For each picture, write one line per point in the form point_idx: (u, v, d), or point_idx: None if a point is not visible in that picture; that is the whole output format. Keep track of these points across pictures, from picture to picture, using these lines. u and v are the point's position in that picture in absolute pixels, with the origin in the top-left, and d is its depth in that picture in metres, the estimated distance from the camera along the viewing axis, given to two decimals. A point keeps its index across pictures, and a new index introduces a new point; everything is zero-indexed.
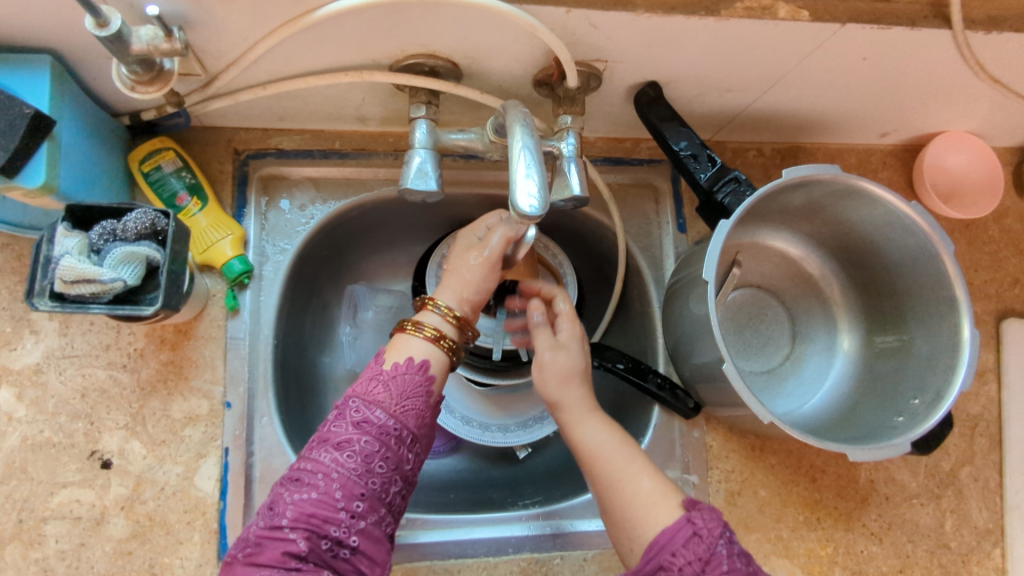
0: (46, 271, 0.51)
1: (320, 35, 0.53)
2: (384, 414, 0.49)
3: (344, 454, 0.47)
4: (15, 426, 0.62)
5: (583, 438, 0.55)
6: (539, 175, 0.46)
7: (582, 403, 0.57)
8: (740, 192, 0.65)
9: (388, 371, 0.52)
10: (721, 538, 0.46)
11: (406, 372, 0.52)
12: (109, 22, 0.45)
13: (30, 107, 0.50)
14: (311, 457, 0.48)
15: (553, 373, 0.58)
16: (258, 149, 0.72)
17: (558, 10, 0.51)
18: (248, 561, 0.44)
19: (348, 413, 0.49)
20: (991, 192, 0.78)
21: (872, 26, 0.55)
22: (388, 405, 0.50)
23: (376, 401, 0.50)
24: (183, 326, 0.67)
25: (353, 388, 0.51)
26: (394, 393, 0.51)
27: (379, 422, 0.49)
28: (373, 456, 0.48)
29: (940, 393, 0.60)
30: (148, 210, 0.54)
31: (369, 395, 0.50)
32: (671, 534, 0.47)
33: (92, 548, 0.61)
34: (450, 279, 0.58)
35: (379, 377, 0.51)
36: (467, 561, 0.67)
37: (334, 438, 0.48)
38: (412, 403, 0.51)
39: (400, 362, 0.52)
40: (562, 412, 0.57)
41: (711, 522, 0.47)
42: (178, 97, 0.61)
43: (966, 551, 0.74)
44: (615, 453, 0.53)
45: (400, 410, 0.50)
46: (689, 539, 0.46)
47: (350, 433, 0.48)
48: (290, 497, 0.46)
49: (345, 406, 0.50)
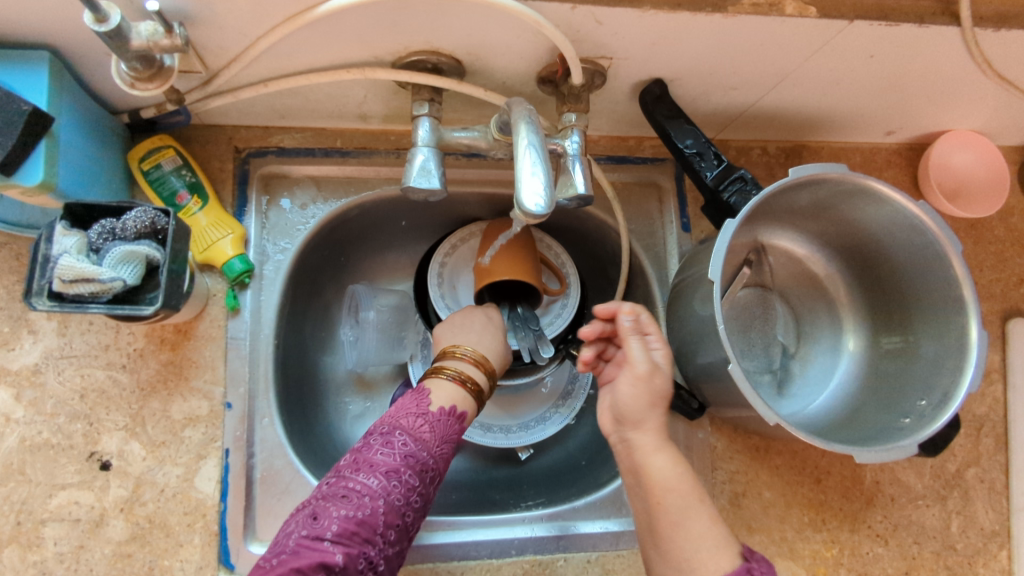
0: (44, 270, 0.50)
1: (321, 31, 0.53)
2: (427, 453, 0.51)
3: (390, 483, 0.48)
4: (13, 427, 0.61)
5: (656, 466, 0.53)
6: (545, 172, 0.46)
7: (657, 430, 0.55)
8: (747, 191, 0.65)
9: (435, 411, 0.53)
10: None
11: (450, 417, 0.54)
12: (108, 18, 0.44)
13: (28, 104, 0.50)
14: (357, 478, 0.48)
15: (641, 393, 0.56)
16: (259, 148, 0.71)
17: (563, 7, 0.50)
18: (283, 565, 0.44)
19: (395, 443, 0.51)
20: (1000, 175, 0.77)
21: (879, 23, 0.54)
22: (430, 445, 0.52)
23: (422, 438, 0.52)
24: (183, 326, 0.66)
25: (398, 420, 0.52)
26: (437, 435, 0.53)
27: (423, 458, 0.51)
28: (413, 490, 0.50)
29: (947, 395, 0.59)
30: (148, 208, 0.54)
31: (416, 430, 0.52)
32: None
33: (91, 551, 0.60)
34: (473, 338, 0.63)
35: (425, 416, 0.53)
36: (470, 563, 0.66)
37: (382, 465, 0.49)
38: (448, 446, 0.54)
39: (445, 405, 0.54)
40: (638, 435, 0.55)
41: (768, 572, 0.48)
42: (178, 94, 0.60)
43: (972, 553, 0.73)
44: (687, 487, 0.52)
45: (439, 452, 0.53)
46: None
47: (398, 464, 0.50)
48: (335, 512, 0.47)
49: (392, 435, 0.51)
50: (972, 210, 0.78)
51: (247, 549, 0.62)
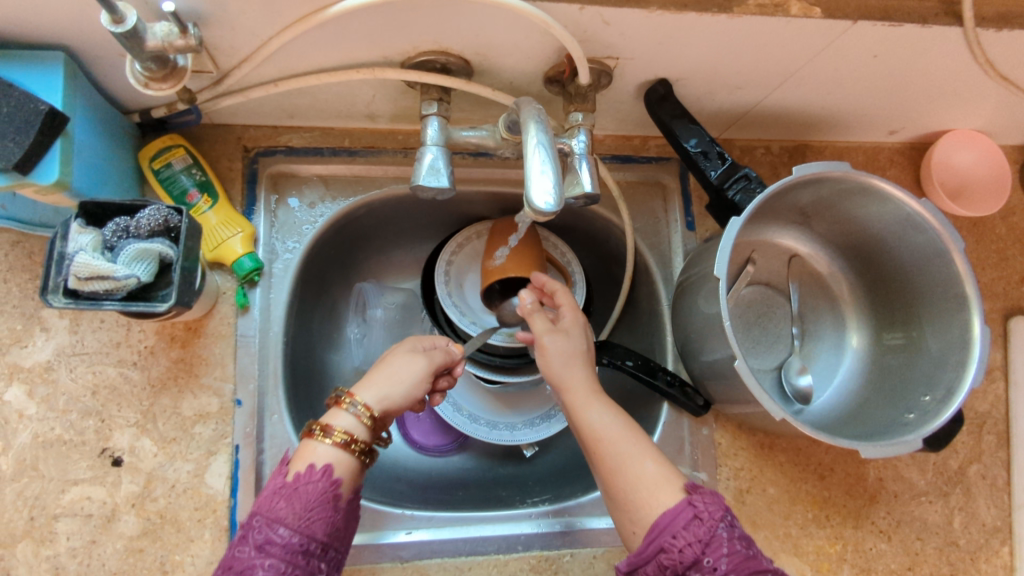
0: (60, 268, 0.51)
1: (332, 32, 0.54)
2: (288, 532, 0.47)
3: None
4: (26, 424, 0.62)
5: (590, 420, 0.54)
6: (554, 171, 0.46)
7: (585, 385, 0.57)
8: (750, 190, 0.65)
9: (290, 482, 0.49)
10: (721, 521, 0.46)
11: (311, 481, 0.49)
12: (125, 19, 0.45)
13: (45, 103, 0.51)
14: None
15: (557, 354, 0.59)
16: (268, 147, 0.72)
17: (571, 7, 0.51)
18: None
19: (251, 534, 0.47)
20: (1001, 172, 0.78)
21: (883, 23, 0.54)
22: (292, 522, 0.47)
23: (280, 518, 0.47)
24: (193, 324, 0.67)
25: (256, 506, 0.48)
26: (299, 506, 0.48)
27: (283, 540, 0.46)
28: None
29: (951, 390, 0.60)
30: (162, 206, 0.54)
31: (271, 511, 0.47)
32: (672, 515, 0.47)
33: (103, 546, 0.61)
34: (375, 378, 0.56)
35: (282, 491, 0.48)
36: (478, 559, 0.67)
37: (238, 565, 0.45)
38: (318, 512, 0.49)
39: (304, 470, 0.50)
40: (568, 393, 0.57)
41: (712, 505, 0.47)
42: (190, 93, 0.61)
43: (974, 548, 0.74)
44: (622, 438, 0.52)
45: (307, 523, 0.48)
46: (690, 521, 0.46)
47: (255, 558, 0.45)
48: None
49: (249, 527, 0.47)
50: (977, 208, 0.78)
51: None
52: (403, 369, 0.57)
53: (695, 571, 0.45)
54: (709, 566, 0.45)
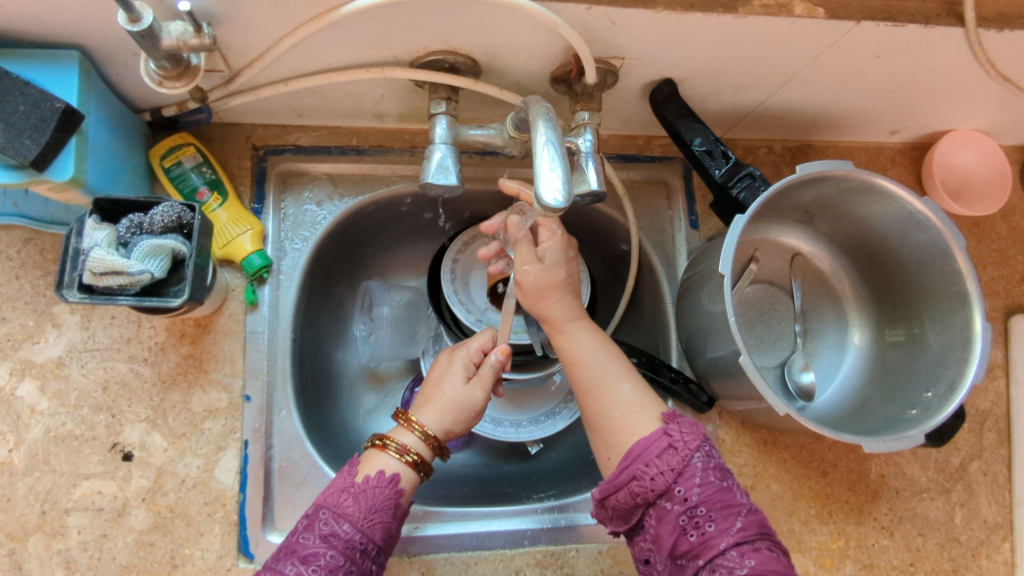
0: (75, 263, 0.52)
1: (343, 32, 0.54)
2: (350, 528, 0.53)
3: (308, 568, 0.50)
4: (38, 419, 0.63)
5: (569, 344, 0.61)
6: (563, 168, 0.47)
7: (564, 315, 0.62)
8: (755, 187, 0.66)
9: (359, 484, 0.55)
10: (695, 451, 0.52)
11: (377, 486, 0.55)
12: (141, 18, 0.46)
13: (61, 101, 0.51)
14: (277, 567, 0.51)
15: (533, 282, 0.62)
16: (277, 146, 0.72)
17: (579, 7, 0.52)
18: None
19: (317, 525, 0.53)
20: (1001, 170, 0.79)
21: (886, 23, 0.55)
22: (355, 519, 0.54)
23: (345, 514, 0.54)
24: (203, 320, 0.67)
25: (324, 498, 0.55)
26: (363, 506, 0.54)
27: (345, 535, 0.53)
28: (338, 569, 0.51)
29: (952, 386, 0.61)
30: (175, 203, 0.55)
31: (339, 507, 0.54)
32: (647, 444, 0.52)
33: (114, 540, 0.62)
34: (436, 404, 0.62)
35: (350, 490, 0.55)
36: (484, 553, 0.67)
37: (302, 550, 0.52)
38: (379, 516, 0.55)
39: (372, 475, 0.56)
40: (549, 325, 0.62)
41: (689, 436, 0.52)
42: (202, 91, 0.62)
43: (975, 545, 0.74)
44: (594, 384, 0.58)
45: (367, 524, 0.54)
46: (664, 450, 0.51)
47: (318, 547, 0.52)
48: None
49: (315, 517, 0.54)
50: (981, 206, 0.79)
51: (267, 539, 0.63)
52: (462, 398, 0.62)
53: (666, 498, 0.50)
54: (680, 494, 0.50)
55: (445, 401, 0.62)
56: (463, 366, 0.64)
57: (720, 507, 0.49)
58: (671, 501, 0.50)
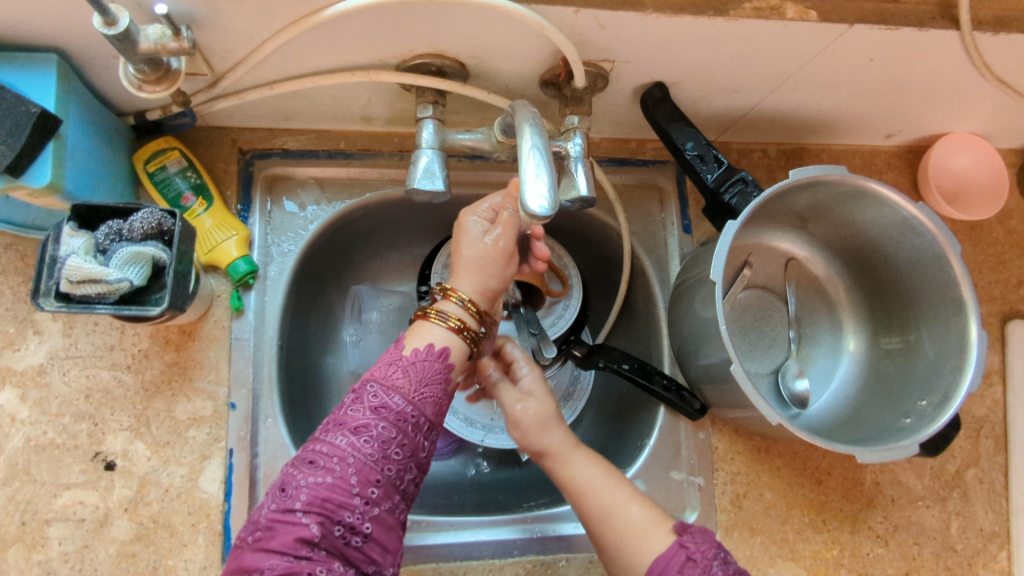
0: (52, 271, 0.51)
1: (328, 34, 0.53)
2: (402, 400, 0.49)
3: (361, 439, 0.47)
4: (18, 428, 0.62)
5: (573, 475, 0.55)
6: (549, 174, 0.46)
7: (565, 443, 0.57)
8: (747, 193, 0.65)
9: (408, 357, 0.51)
10: (714, 559, 0.47)
11: (427, 359, 0.51)
12: (117, 21, 0.45)
13: (37, 106, 0.50)
14: (326, 439, 0.47)
15: (530, 422, 0.58)
16: (263, 150, 0.71)
17: (567, 10, 0.51)
18: (258, 546, 0.44)
19: (366, 397, 0.49)
20: (997, 173, 0.78)
21: (879, 27, 0.54)
22: (406, 391, 0.49)
23: (396, 387, 0.49)
24: (188, 327, 0.66)
25: (370, 372, 0.50)
26: (414, 379, 0.50)
27: (397, 407, 0.48)
28: (391, 442, 0.47)
29: (947, 394, 0.60)
30: (155, 209, 0.54)
31: (388, 379, 0.49)
32: (665, 560, 0.49)
33: (95, 551, 0.61)
34: (467, 267, 0.55)
35: (399, 362, 0.50)
36: (473, 563, 0.67)
37: (351, 422, 0.47)
38: (431, 390, 0.50)
39: (421, 347, 0.51)
40: (549, 457, 0.57)
41: (704, 544, 0.48)
42: (185, 96, 0.61)
43: (971, 553, 0.73)
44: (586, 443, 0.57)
45: (419, 397, 0.50)
46: (684, 564, 0.48)
47: (368, 418, 0.47)
48: (303, 480, 0.45)
49: (363, 390, 0.49)
50: (983, 211, 0.78)
51: None
52: (488, 254, 0.55)
53: None
54: None
55: (470, 263, 0.55)
56: (479, 223, 0.57)
57: None
58: None
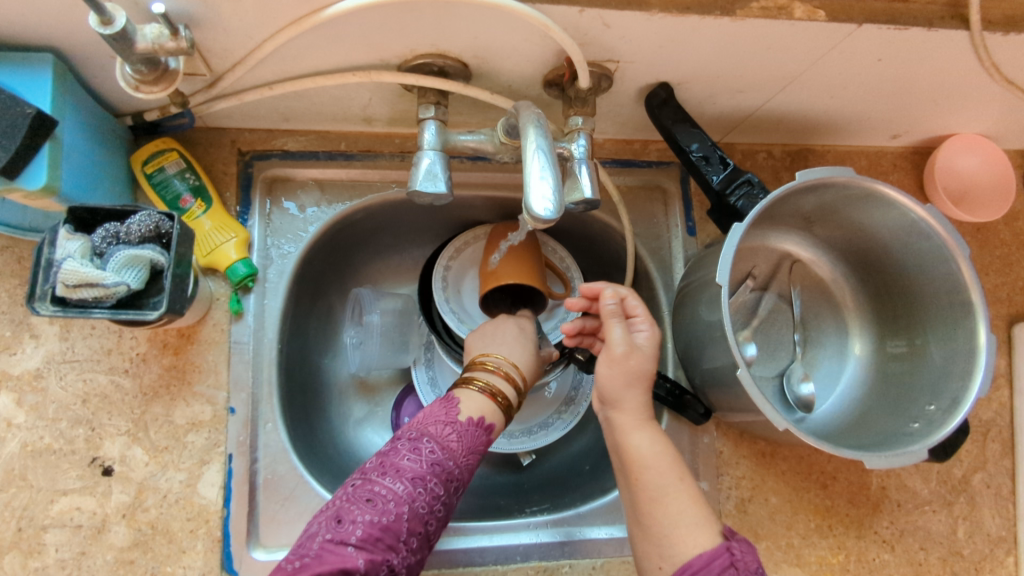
0: (48, 275, 0.50)
1: (328, 34, 0.52)
2: (453, 463, 0.50)
3: (417, 489, 0.47)
4: (15, 432, 0.61)
5: (640, 445, 0.52)
6: (553, 176, 0.45)
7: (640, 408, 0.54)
8: (753, 195, 0.64)
9: (462, 421, 0.53)
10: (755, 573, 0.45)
11: (477, 429, 0.53)
12: (113, 21, 0.44)
13: (32, 107, 0.49)
14: (383, 481, 0.47)
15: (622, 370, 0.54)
16: (263, 151, 0.71)
17: (571, 10, 0.50)
18: (302, 569, 0.43)
19: (423, 449, 0.50)
20: (1004, 174, 0.77)
21: (888, 26, 0.54)
22: (456, 455, 0.51)
23: (449, 449, 0.51)
24: (187, 330, 0.66)
25: (425, 426, 0.52)
26: (464, 445, 0.52)
27: (448, 468, 0.50)
28: (438, 499, 0.48)
29: (956, 399, 0.59)
30: (153, 212, 0.53)
31: (443, 438, 0.51)
32: (707, 558, 0.45)
33: (93, 557, 0.60)
34: (520, 356, 0.62)
35: (454, 425, 0.52)
36: (475, 569, 0.66)
37: (408, 470, 0.48)
38: (473, 459, 0.52)
39: (474, 416, 0.53)
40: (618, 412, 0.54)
41: (750, 556, 0.45)
42: (183, 97, 0.59)
43: (979, 558, 0.73)
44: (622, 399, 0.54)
45: (464, 463, 0.51)
46: (726, 568, 0.44)
47: (424, 470, 0.48)
48: (360, 516, 0.45)
49: (419, 441, 0.50)
50: (994, 211, 0.77)
51: (251, 556, 0.62)
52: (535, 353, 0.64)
53: None
54: None
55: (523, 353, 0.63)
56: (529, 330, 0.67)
57: None
58: None
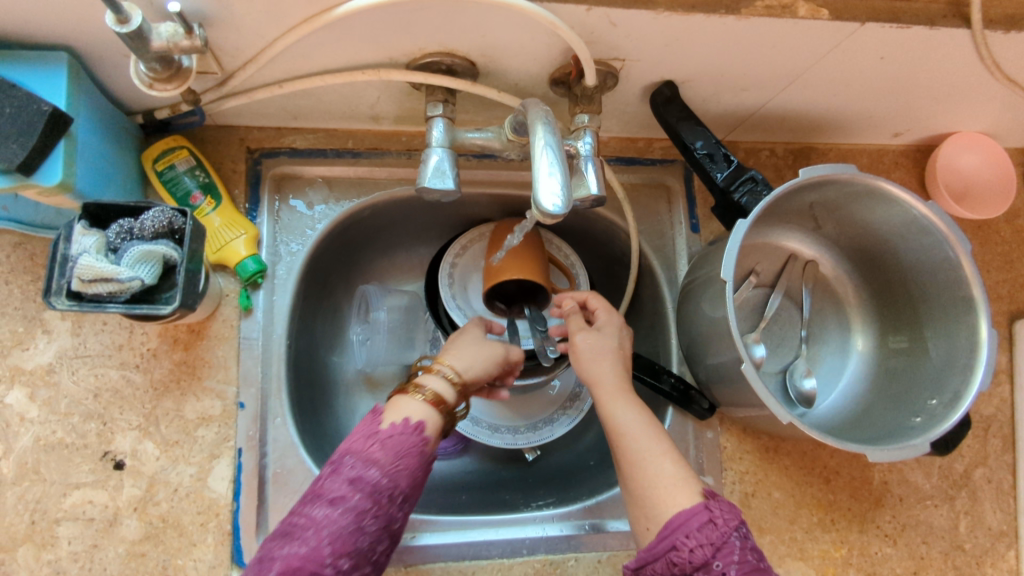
0: (63, 270, 0.51)
1: (338, 33, 0.53)
2: (380, 474, 0.48)
3: (338, 509, 0.46)
4: (28, 427, 0.61)
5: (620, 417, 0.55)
6: (561, 173, 0.46)
7: (617, 380, 0.58)
8: (757, 192, 0.65)
9: (385, 431, 0.51)
10: (735, 529, 0.45)
11: (405, 432, 0.51)
12: (130, 19, 0.44)
13: (48, 104, 0.50)
14: (303, 511, 0.46)
15: (587, 348, 0.61)
16: (271, 149, 0.71)
17: (579, 8, 0.51)
18: None
19: (344, 469, 0.48)
20: (1004, 171, 0.78)
21: (891, 24, 0.54)
22: (383, 465, 0.49)
23: (372, 460, 0.49)
24: (196, 326, 0.66)
25: (348, 446, 0.50)
26: (390, 452, 0.50)
27: (374, 480, 0.48)
28: (366, 513, 0.46)
29: (958, 394, 0.60)
30: (166, 208, 0.54)
31: (366, 453, 0.49)
32: (687, 515, 0.46)
33: (105, 550, 0.60)
34: (460, 351, 0.60)
35: (376, 436, 0.50)
36: (482, 562, 0.66)
37: (328, 493, 0.46)
38: (407, 463, 0.50)
39: (399, 422, 0.52)
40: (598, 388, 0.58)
41: (729, 514, 0.46)
42: (195, 95, 0.61)
43: (980, 552, 0.73)
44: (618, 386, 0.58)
45: (396, 470, 0.49)
46: (704, 524, 0.45)
47: (346, 489, 0.47)
48: (278, 551, 0.44)
49: (340, 463, 0.49)
50: (995, 208, 0.78)
51: None
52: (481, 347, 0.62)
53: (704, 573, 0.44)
54: (719, 570, 0.44)
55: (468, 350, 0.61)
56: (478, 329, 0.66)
57: None
58: None
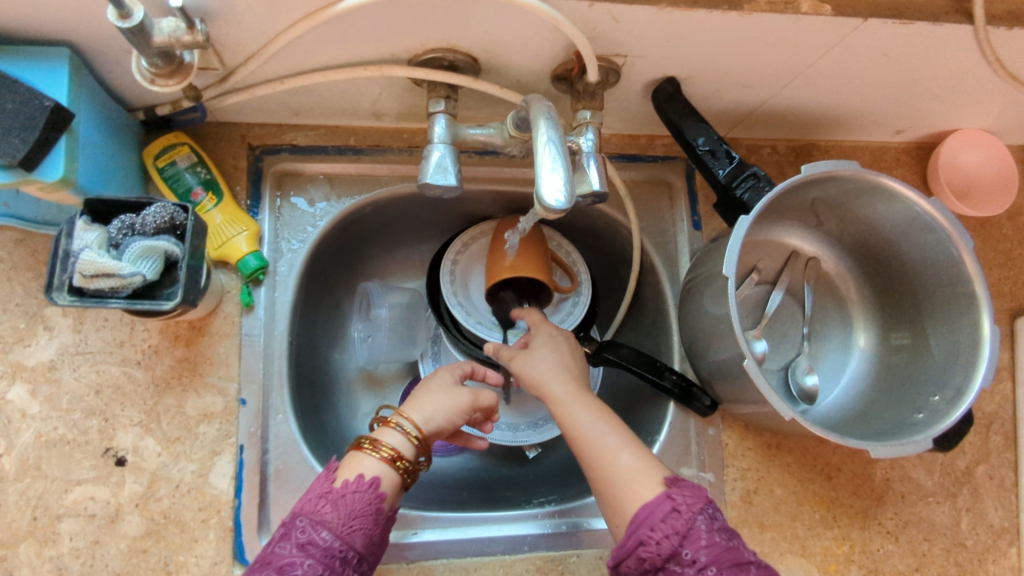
0: (65, 265, 0.51)
1: (340, 29, 0.53)
2: (330, 536, 0.48)
3: None
4: (29, 423, 0.61)
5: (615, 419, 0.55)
6: (564, 168, 0.46)
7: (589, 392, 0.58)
8: (759, 188, 0.65)
9: (337, 489, 0.51)
10: (699, 512, 0.46)
11: (357, 490, 0.51)
12: (131, 14, 0.44)
13: (50, 99, 0.50)
14: None
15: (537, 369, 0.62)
16: (273, 145, 0.71)
17: (581, 3, 0.51)
18: None
19: (294, 533, 0.48)
20: (1006, 168, 0.78)
21: (894, 20, 0.54)
22: (334, 526, 0.49)
23: (324, 521, 0.49)
24: (197, 322, 0.66)
25: (302, 508, 0.50)
26: (342, 513, 0.50)
27: (324, 543, 0.48)
28: None
29: (960, 390, 0.60)
30: (167, 204, 0.54)
31: (317, 514, 0.50)
32: (650, 508, 0.47)
33: (106, 546, 0.60)
34: (425, 401, 0.59)
35: (328, 496, 0.51)
36: (485, 558, 0.66)
37: (277, 561, 0.47)
38: (360, 522, 0.50)
39: (351, 480, 0.52)
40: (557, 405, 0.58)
41: (692, 498, 0.47)
42: (196, 91, 0.61)
43: (981, 549, 0.73)
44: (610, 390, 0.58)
45: (348, 531, 0.49)
46: (668, 514, 0.46)
47: (294, 555, 0.47)
48: None
49: (291, 526, 0.49)
50: (996, 205, 0.78)
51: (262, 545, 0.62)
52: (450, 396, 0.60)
53: (674, 563, 0.45)
54: (688, 557, 0.45)
55: (435, 399, 0.59)
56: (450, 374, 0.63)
57: (729, 566, 0.44)
58: (679, 566, 0.45)
